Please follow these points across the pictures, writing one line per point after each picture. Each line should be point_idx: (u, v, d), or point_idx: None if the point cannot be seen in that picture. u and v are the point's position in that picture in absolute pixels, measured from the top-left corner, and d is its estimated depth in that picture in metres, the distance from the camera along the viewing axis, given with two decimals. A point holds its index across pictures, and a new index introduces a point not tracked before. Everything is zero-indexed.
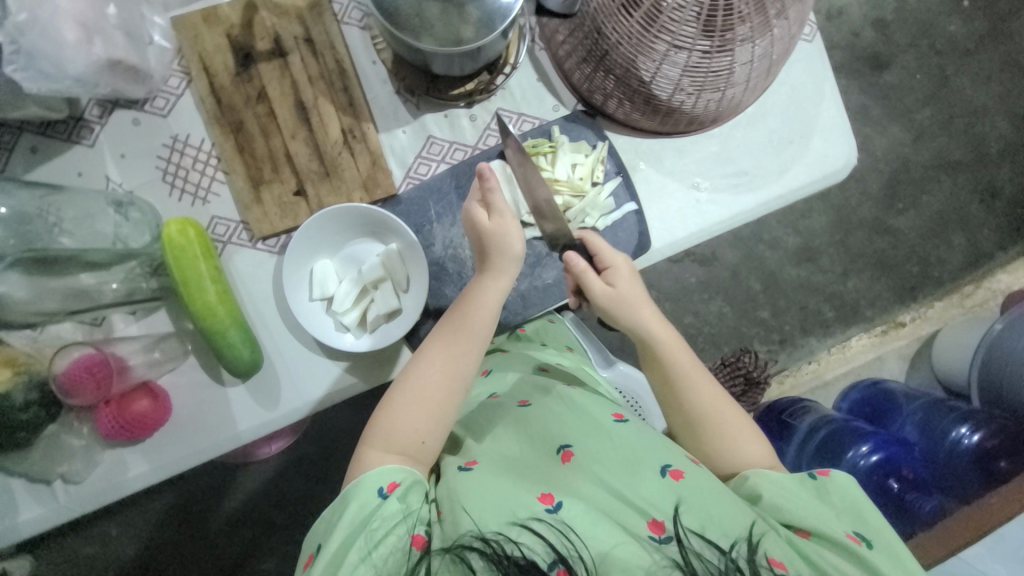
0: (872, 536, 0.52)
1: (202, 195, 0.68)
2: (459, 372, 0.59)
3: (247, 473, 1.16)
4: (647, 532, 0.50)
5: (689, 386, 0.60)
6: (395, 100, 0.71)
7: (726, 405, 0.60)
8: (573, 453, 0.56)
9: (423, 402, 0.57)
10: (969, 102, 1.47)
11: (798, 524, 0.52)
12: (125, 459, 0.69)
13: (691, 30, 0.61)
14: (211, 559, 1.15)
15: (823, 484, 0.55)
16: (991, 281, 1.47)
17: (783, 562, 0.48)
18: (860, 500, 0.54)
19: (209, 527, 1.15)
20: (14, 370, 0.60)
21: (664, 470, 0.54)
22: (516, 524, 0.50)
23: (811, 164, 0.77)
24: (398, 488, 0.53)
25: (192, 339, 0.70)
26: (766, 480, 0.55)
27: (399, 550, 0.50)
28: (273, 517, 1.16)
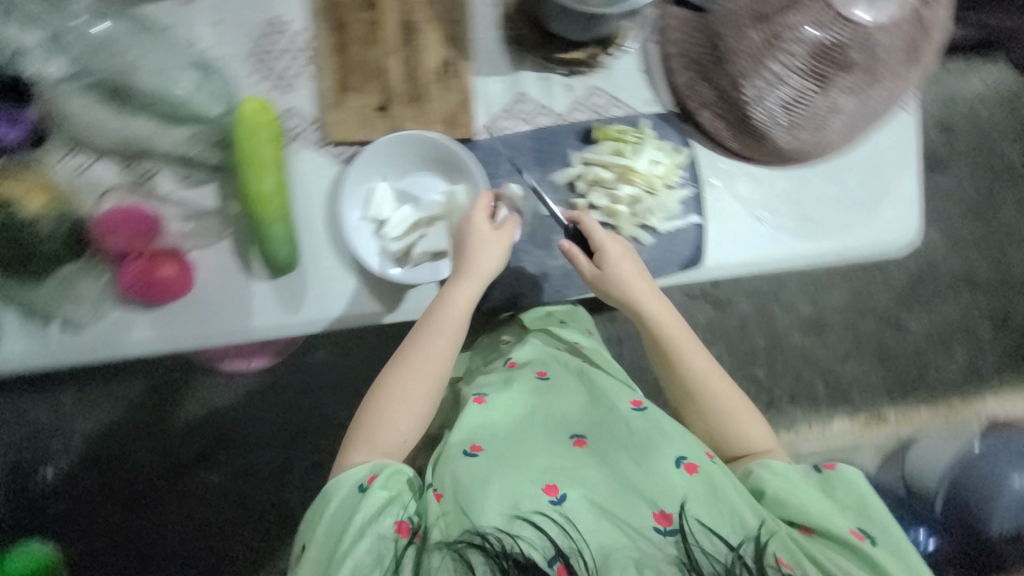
0: (876, 534, 0.54)
1: (284, 82, 0.66)
2: (440, 348, 0.63)
3: (213, 384, 1.15)
4: (653, 523, 0.52)
5: (698, 365, 0.65)
6: (500, 48, 0.69)
7: (722, 380, 0.66)
8: (585, 441, 0.60)
9: (408, 389, 0.62)
10: (1007, 226, 1.50)
11: (804, 523, 0.54)
12: (130, 322, 0.66)
13: (804, 64, 0.62)
14: (158, 458, 1.16)
15: (828, 479, 0.58)
16: (978, 402, 1.48)
17: (790, 562, 0.50)
18: (865, 499, 0.56)
19: (161, 427, 1.16)
20: (47, 199, 0.61)
21: (679, 460, 0.56)
22: (518, 518, 0.51)
23: (873, 230, 0.77)
24: (375, 480, 0.57)
25: (231, 223, 0.67)
26: (771, 475, 0.58)
27: (386, 538, 0.53)
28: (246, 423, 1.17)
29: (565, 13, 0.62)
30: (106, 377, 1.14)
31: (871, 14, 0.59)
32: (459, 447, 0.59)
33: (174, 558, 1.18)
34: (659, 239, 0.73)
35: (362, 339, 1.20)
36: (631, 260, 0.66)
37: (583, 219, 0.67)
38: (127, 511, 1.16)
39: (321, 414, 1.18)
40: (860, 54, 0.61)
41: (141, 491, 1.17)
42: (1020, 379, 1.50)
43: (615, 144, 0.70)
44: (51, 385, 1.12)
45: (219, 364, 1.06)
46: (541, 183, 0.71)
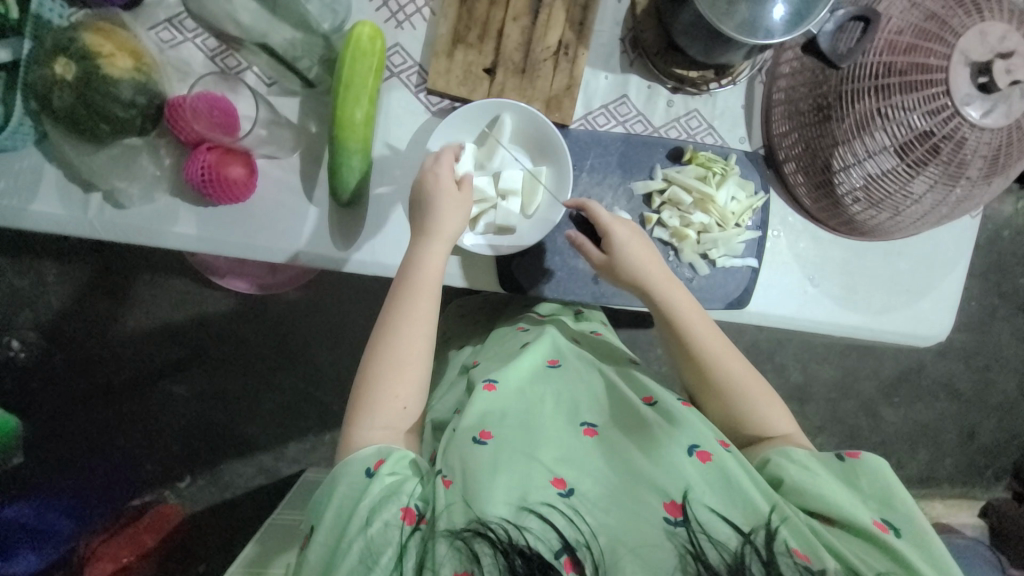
0: (900, 524, 0.54)
1: (400, 19, 0.66)
2: (416, 323, 0.62)
3: (204, 293, 1.16)
4: (663, 513, 0.54)
5: (705, 343, 0.66)
6: (616, 46, 0.70)
7: (728, 350, 0.66)
8: (596, 429, 0.63)
9: (398, 363, 0.61)
10: (998, 349, 1.56)
11: (823, 511, 0.55)
12: (177, 212, 0.65)
13: (899, 144, 0.63)
14: (131, 353, 1.16)
15: (851, 469, 0.58)
16: (927, 504, 1.52)
17: (805, 553, 0.51)
18: (889, 488, 0.56)
19: (140, 323, 1.16)
20: (137, 65, 0.58)
21: (691, 450, 0.58)
22: (525, 509, 0.53)
23: (908, 318, 0.79)
24: (382, 464, 0.56)
25: (304, 140, 0.67)
26: (790, 463, 0.59)
27: (392, 524, 0.52)
28: (237, 343, 1.18)
29: (693, 26, 0.62)
30: (99, 260, 1.14)
31: (982, 113, 0.60)
32: (468, 435, 0.59)
33: (125, 457, 1.16)
34: (714, 272, 0.74)
35: (374, 291, 1.19)
36: (639, 241, 0.67)
37: (591, 206, 0.67)
38: (93, 398, 1.15)
39: (313, 355, 1.19)
40: (957, 149, 0.62)
41: (112, 382, 1.16)
42: (969, 492, 1.56)
43: (703, 170, 0.70)
44: (61, 255, 1.14)
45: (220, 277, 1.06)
46: (619, 187, 0.71)
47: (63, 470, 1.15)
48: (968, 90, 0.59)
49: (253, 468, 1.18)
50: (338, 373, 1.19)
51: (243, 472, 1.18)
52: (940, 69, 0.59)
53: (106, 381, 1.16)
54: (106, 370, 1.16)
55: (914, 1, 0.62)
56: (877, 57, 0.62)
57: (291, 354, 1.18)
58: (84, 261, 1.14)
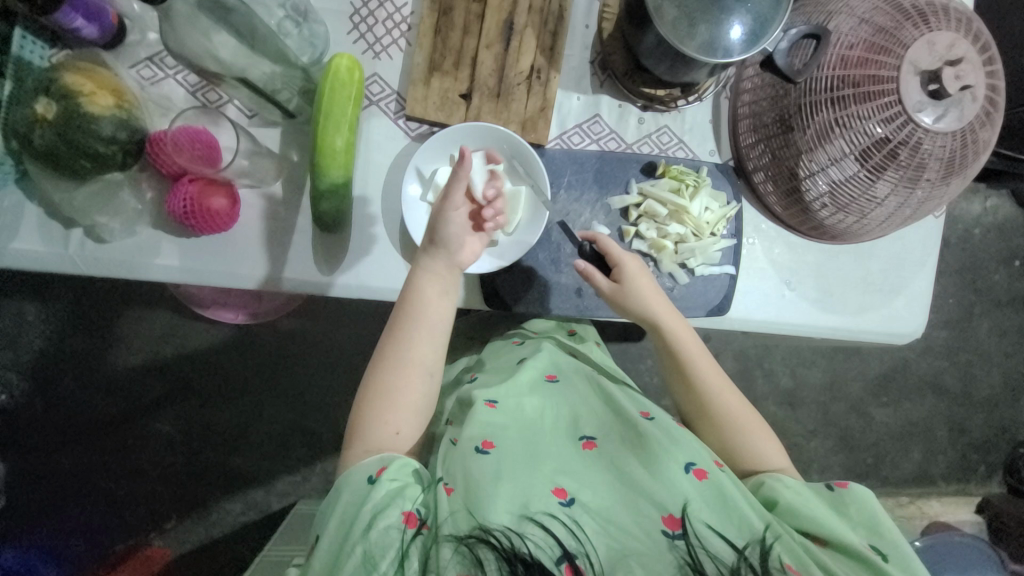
0: (888, 549, 0.55)
1: (378, 50, 0.68)
2: (414, 358, 0.64)
3: (190, 329, 1.15)
4: (661, 526, 0.55)
5: (706, 379, 0.68)
6: (587, 69, 0.73)
7: (727, 388, 0.68)
8: (594, 442, 0.64)
9: (392, 390, 0.63)
10: (979, 345, 1.60)
11: (816, 533, 0.56)
12: (160, 244, 0.65)
13: (858, 151, 0.66)
14: (115, 393, 1.14)
15: (840, 496, 0.60)
16: (924, 503, 1.52)
17: (795, 566, 0.53)
18: (878, 517, 0.57)
19: (124, 362, 1.14)
20: (118, 102, 0.59)
21: (688, 467, 0.59)
22: (526, 517, 0.54)
23: (885, 317, 0.82)
24: (384, 470, 0.57)
25: (286, 170, 0.68)
26: (783, 486, 0.60)
27: (394, 530, 0.53)
28: (225, 375, 1.16)
29: (658, 47, 0.65)
30: (82, 299, 1.13)
31: (934, 119, 0.63)
32: (471, 443, 0.61)
33: (107, 500, 1.13)
34: (694, 281, 0.76)
35: (362, 315, 1.18)
36: (646, 276, 0.69)
37: (600, 238, 0.70)
38: (74, 438, 1.12)
39: (301, 384, 1.17)
40: (914, 152, 0.65)
41: (95, 421, 1.13)
42: (966, 489, 1.57)
43: (676, 183, 0.73)
44: (44, 293, 1.12)
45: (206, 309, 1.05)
46: (596, 203, 0.73)
47: (41, 516, 1.11)
48: (919, 97, 0.63)
49: (241, 503, 1.15)
50: (327, 401, 1.18)
51: (230, 508, 1.15)
52: (890, 80, 0.63)
53: (89, 419, 1.13)
54: (88, 409, 1.13)
55: (863, 18, 0.66)
56: (830, 71, 0.66)
57: (279, 383, 1.17)
58: (67, 301, 1.13)
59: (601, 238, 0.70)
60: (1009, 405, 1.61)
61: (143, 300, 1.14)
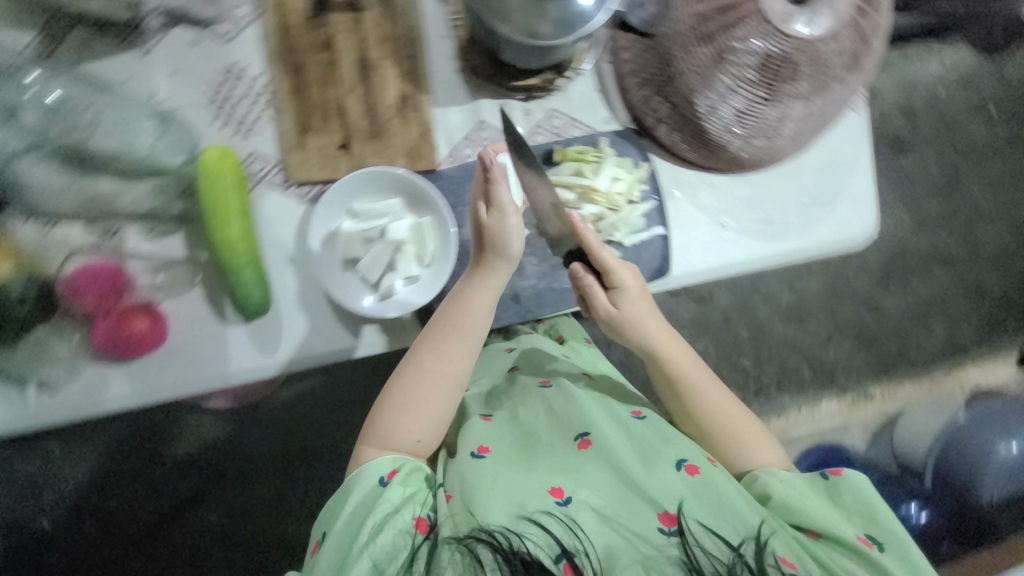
0: (883, 539, 0.58)
1: (245, 129, 0.67)
2: (446, 374, 0.66)
3: (205, 419, 1.19)
4: (657, 525, 0.56)
5: (701, 397, 0.69)
6: (458, 77, 0.70)
7: (721, 394, 0.69)
8: (589, 439, 0.63)
9: (421, 395, 0.65)
10: (974, 204, 1.54)
11: (807, 526, 0.59)
12: (107, 376, 0.67)
13: (755, 75, 0.64)
14: (155, 498, 1.19)
15: (834, 486, 0.63)
16: (958, 374, 1.52)
17: (791, 561, 0.55)
18: (872, 504, 0.61)
19: (155, 467, 1.19)
20: (14, 264, 0.62)
21: (680, 464, 0.61)
22: (524, 518, 0.55)
23: (833, 227, 0.80)
24: (396, 476, 0.60)
25: (203, 269, 0.68)
26: (777, 481, 0.63)
27: (402, 533, 0.56)
28: (249, 455, 1.20)
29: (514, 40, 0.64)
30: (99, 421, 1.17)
31: (807, 25, 0.61)
32: (467, 451, 0.64)
33: None
34: (626, 252, 0.75)
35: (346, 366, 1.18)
36: (642, 297, 0.69)
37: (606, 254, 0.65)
38: (134, 545, 1.19)
39: (319, 442, 1.20)
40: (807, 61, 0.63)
41: (147, 526, 1.19)
42: (997, 348, 1.55)
43: (576, 164, 0.72)
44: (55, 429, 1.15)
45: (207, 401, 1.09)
46: None
47: None
48: (783, 8, 0.61)
49: None
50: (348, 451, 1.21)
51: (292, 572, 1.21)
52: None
53: (140, 524, 1.19)
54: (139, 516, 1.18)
55: None
56: (690, 9, 0.63)
57: (300, 446, 1.20)
58: (87, 426, 1.17)
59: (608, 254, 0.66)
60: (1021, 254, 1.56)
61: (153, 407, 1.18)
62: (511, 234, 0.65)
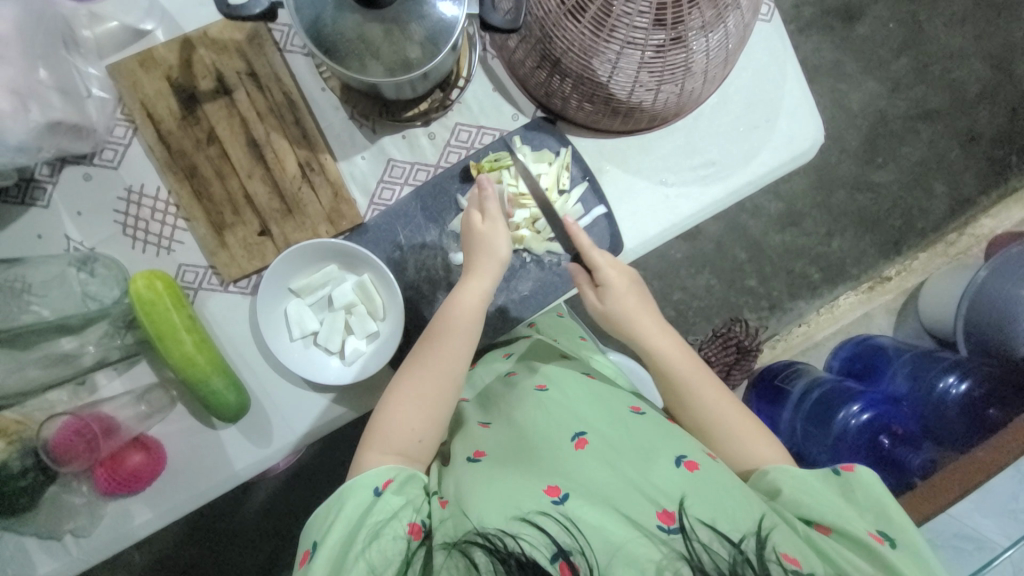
0: (898, 536, 0.53)
1: (166, 244, 0.67)
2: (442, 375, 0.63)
3: (219, 529, 1.06)
4: (656, 522, 0.52)
5: (702, 401, 0.65)
6: (350, 125, 0.69)
7: (725, 397, 0.65)
8: (586, 439, 0.61)
9: (419, 400, 0.62)
10: (944, 46, 1.37)
11: (818, 520, 0.54)
12: (129, 509, 0.70)
13: (645, 22, 0.59)
14: None
15: (847, 482, 0.56)
16: (971, 228, 1.38)
17: (796, 558, 0.50)
18: (886, 499, 0.54)
19: None
20: (7, 439, 0.59)
21: (680, 459, 0.58)
22: (519, 519, 0.53)
23: (777, 147, 0.75)
24: (391, 484, 0.58)
25: (177, 386, 0.70)
26: (788, 476, 0.57)
27: (399, 539, 0.55)
28: (276, 555, 1.07)
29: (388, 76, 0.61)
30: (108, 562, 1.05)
31: None
32: (463, 457, 0.64)
33: None
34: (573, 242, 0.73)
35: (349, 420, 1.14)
36: (634, 293, 0.67)
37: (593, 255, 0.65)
38: None
39: None
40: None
41: None
42: (1009, 189, 1.40)
43: (496, 173, 0.71)
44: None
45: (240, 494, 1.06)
46: (441, 236, 0.72)
47: None
48: None
49: None
50: None
51: None
52: None
53: None
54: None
55: None
56: None
57: None
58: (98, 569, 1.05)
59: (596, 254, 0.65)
60: (1009, 84, 1.40)
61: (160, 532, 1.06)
62: (495, 238, 0.65)
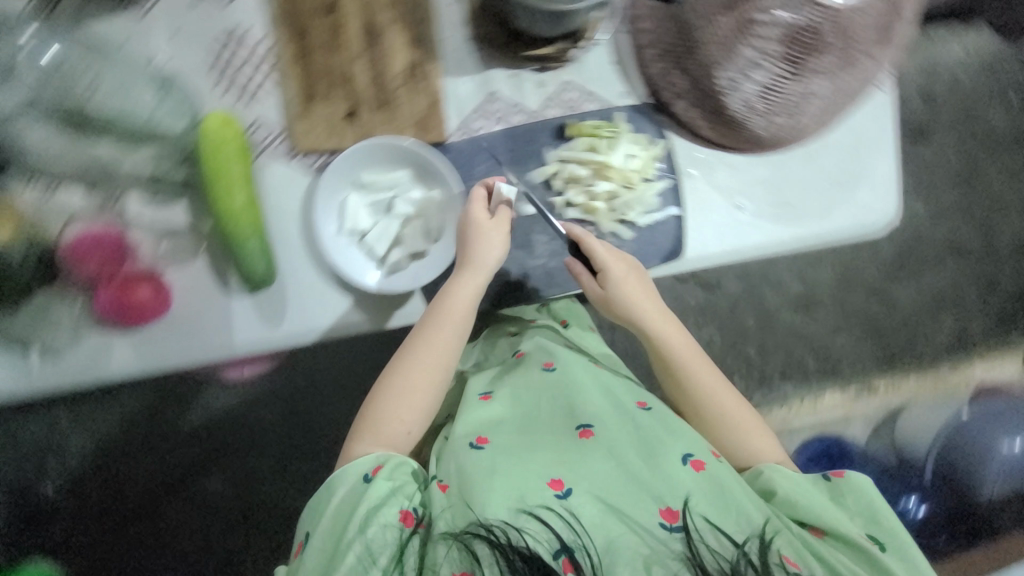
0: (885, 539, 0.57)
1: (247, 95, 0.65)
2: (432, 366, 0.64)
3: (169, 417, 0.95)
4: (659, 519, 0.54)
5: (703, 389, 0.67)
6: (467, 46, 0.68)
7: (723, 388, 0.68)
8: (591, 431, 0.61)
9: (408, 391, 0.63)
10: (990, 194, 1.42)
11: (814, 523, 0.57)
12: (111, 344, 0.66)
13: (782, 45, 0.62)
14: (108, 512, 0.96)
15: (837, 486, 0.61)
16: (966, 369, 1.40)
17: (795, 561, 0.53)
18: (874, 503, 0.59)
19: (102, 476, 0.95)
20: (12, 226, 0.61)
21: (686, 458, 0.59)
22: (523, 511, 0.53)
23: (853, 211, 0.77)
24: (380, 471, 0.58)
25: (205, 239, 0.66)
26: (781, 478, 0.60)
27: (390, 528, 0.54)
28: (221, 463, 0.98)
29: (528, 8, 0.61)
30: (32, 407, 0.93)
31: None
32: (466, 439, 0.61)
33: None
34: (640, 233, 0.73)
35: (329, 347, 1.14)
36: (634, 276, 0.67)
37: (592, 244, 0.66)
38: None
39: None
40: (834, 36, 0.63)
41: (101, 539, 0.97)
42: (1009, 344, 1.43)
43: (591, 140, 0.70)
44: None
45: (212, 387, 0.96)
46: (517, 183, 0.70)
47: None
48: None
49: None
50: None
51: None
52: None
53: None
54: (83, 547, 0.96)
55: None
56: None
57: None
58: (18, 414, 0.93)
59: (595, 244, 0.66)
60: None
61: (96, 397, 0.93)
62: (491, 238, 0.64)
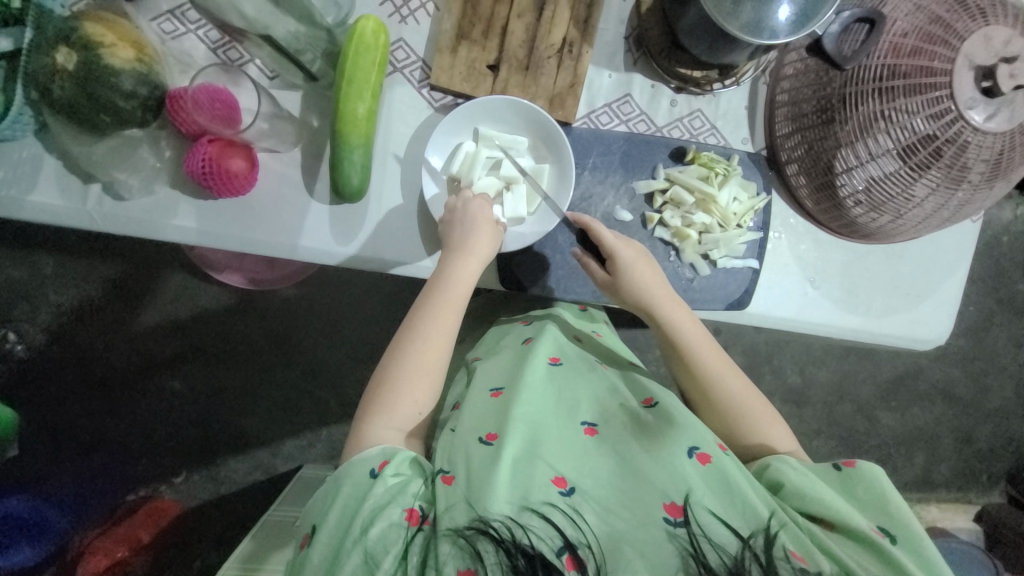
0: (897, 532, 0.52)
1: (405, 14, 0.66)
2: (436, 346, 0.61)
3: (204, 287, 1.13)
4: (662, 514, 0.51)
5: (722, 381, 0.65)
6: (622, 43, 0.70)
7: (742, 380, 0.66)
8: (596, 429, 0.60)
9: (416, 374, 0.60)
10: (995, 353, 1.40)
11: (822, 516, 0.54)
12: (177, 204, 0.64)
13: (910, 142, 0.61)
14: (129, 354, 1.13)
15: (848, 477, 0.57)
16: (921, 508, 1.35)
17: (802, 555, 0.49)
18: (888, 496, 0.55)
19: (135, 321, 1.12)
20: (139, 57, 0.57)
21: (691, 451, 0.56)
22: (526, 508, 0.50)
23: (908, 321, 0.79)
24: (387, 465, 0.54)
25: (307, 135, 0.67)
26: (790, 468, 0.58)
27: (395, 525, 0.50)
28: (236, 339, 1.14)
29: (698, 25, 0.62)
30: (100, 247, 1.11)
31: (984, 117, 0.58)
32: (474, 435, 0.57)
33: (121, 454, 1.12)
34: (715, 272, 0.74)
35: (352, 284, 1.16)
36: (644, 262, 0.67)
37: (598, 228, 0.66)
38: (91, 392, 1.12)
39: (313, 349, 1.15)
40: (959, 153, 0.60)
41: (116, 375, 1.12)
42: (968, 498, 1.39)
43: (706, 170, 0.71)
44: (61, 247, 1.10)
45: (219, 272, 1.03)
46: (621, 186, 0.72)
47: (53, 469, 1.10)
48: (972, 93, 0.58)
49: (248, 464, 1.14)
50: (337, 371, 1.16)
51: (237, 467, 1.14)
52: (943, 73, 0.58)
53: (107, 371, 1.12)
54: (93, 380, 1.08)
55: (919, 4, 0.60)
56: (880, 60, 0.60)
57: (290, 348, 1.15)
58: (85, 248, 1.11)
59: (601, 230, 0.66)
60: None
61: (152, 252, 1.12)
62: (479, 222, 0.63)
